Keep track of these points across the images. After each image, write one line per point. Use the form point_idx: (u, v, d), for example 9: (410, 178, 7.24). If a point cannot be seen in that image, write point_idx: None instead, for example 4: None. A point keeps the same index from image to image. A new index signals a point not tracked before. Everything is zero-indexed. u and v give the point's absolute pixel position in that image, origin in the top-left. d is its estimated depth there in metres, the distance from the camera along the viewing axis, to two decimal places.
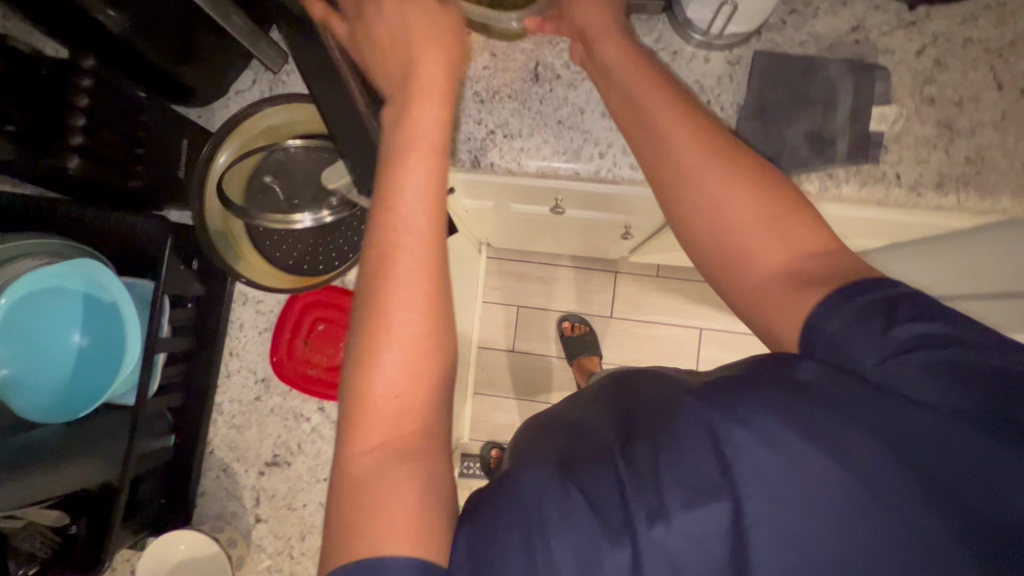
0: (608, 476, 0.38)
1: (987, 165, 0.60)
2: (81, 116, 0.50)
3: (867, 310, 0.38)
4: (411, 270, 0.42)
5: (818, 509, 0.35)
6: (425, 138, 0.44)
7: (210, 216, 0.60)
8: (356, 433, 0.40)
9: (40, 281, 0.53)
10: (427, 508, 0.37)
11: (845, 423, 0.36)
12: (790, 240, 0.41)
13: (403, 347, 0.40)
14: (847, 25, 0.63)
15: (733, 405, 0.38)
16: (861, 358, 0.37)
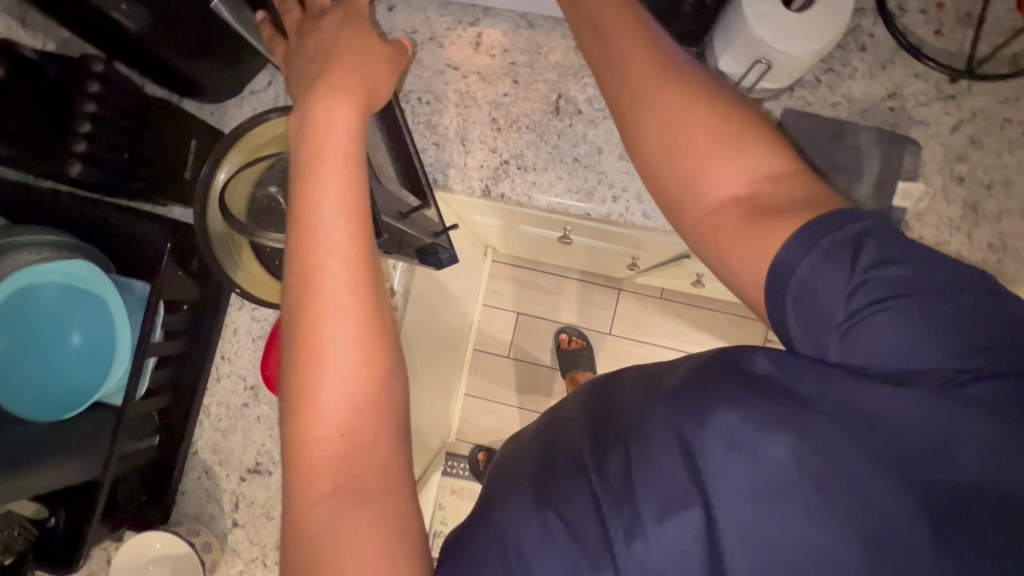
0: (581, 492, 0.39)
1: (1008, 254, 0.59)
2: (86, 122, 0.49)
3: (840, 243, 0.35)
4: (337, 296, 0.41)
5: (797, 504, 0.34)
6: (334, 145, 0.43)
7: (213, 227, 0.58)
8: (303, 480, 0.39)
9: (36, 277, 0.53)
10: (390, 545, 0.37)
11: (806, 417, 0.35)
12: (746, 161, 0.39)
13: (341, 374, 0.40)
14: (883, 90, 0.61)
15: (700, 409, 0.37)
16: (832, 309, 0.36)
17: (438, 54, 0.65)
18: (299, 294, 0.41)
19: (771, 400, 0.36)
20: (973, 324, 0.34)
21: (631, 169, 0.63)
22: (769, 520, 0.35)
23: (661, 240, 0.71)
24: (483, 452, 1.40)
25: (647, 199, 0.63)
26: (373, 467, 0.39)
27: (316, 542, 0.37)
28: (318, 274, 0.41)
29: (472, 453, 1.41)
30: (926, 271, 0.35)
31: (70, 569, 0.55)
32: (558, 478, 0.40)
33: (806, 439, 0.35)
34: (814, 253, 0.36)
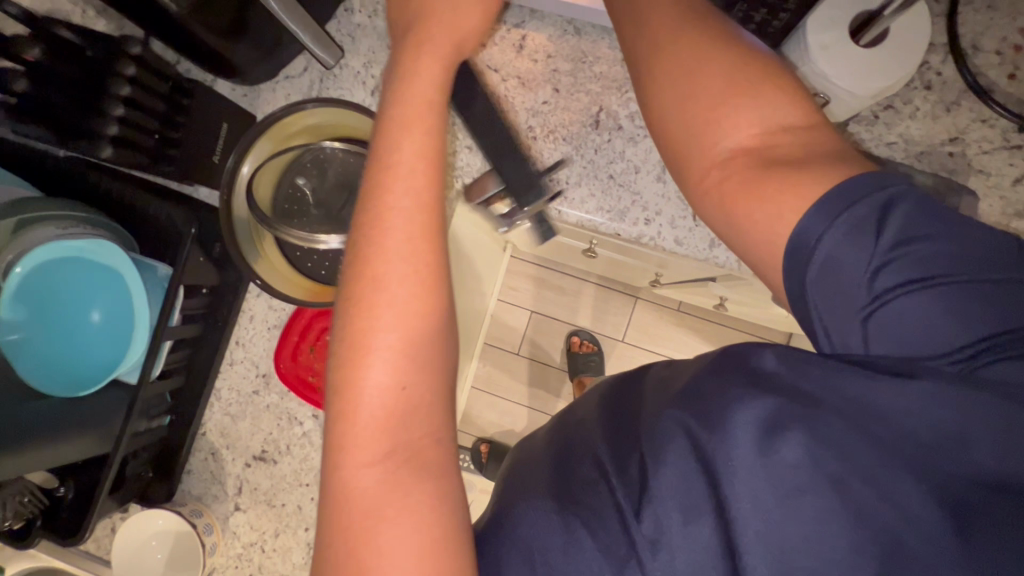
0: (604, 502, 0.38)
1: None
2: (120, 105, 0.49)
3: (864, 216, 0.35)
4: (400, 255, 0.40)
5: (832, 513, 0.33)
6: (426, 96, 0.43)
7: (238, 215, 0.58)
8: (347, 450, 0.38)
9: (60, 251, 0.53)
10: (440, 525, 0.37)
11: (821, 418, 0.34)
12: (759, 111, 0.40)
13: (400, 335, 0.39)
14: (944, 134, 0.57)
15: (714, 416, 0.36)
16: (852, 287, 0.36)
17: (479, 53, 0.63)
18: (360, 253, 0.41)
19: (789, 396, 0.35)
20: (1003, 303, 0.33)
21: (667, 192, 0.61)
22: (793, 523, 0.34)
23: (690, 265, 0.69)
24: (485, 446, 1.39)
25: (681, 224, 0.61)
26: (423, 439, 0.39)
27: (365, 516, 0.36)
28: (383, 231, 0.41)
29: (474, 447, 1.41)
30: (953, 247, 0.34)
31: (76, 541, 0.56)
32: (577, 481, 0.40)
33: (824, 437, 0.34)
34: (833, 232, 0.36)
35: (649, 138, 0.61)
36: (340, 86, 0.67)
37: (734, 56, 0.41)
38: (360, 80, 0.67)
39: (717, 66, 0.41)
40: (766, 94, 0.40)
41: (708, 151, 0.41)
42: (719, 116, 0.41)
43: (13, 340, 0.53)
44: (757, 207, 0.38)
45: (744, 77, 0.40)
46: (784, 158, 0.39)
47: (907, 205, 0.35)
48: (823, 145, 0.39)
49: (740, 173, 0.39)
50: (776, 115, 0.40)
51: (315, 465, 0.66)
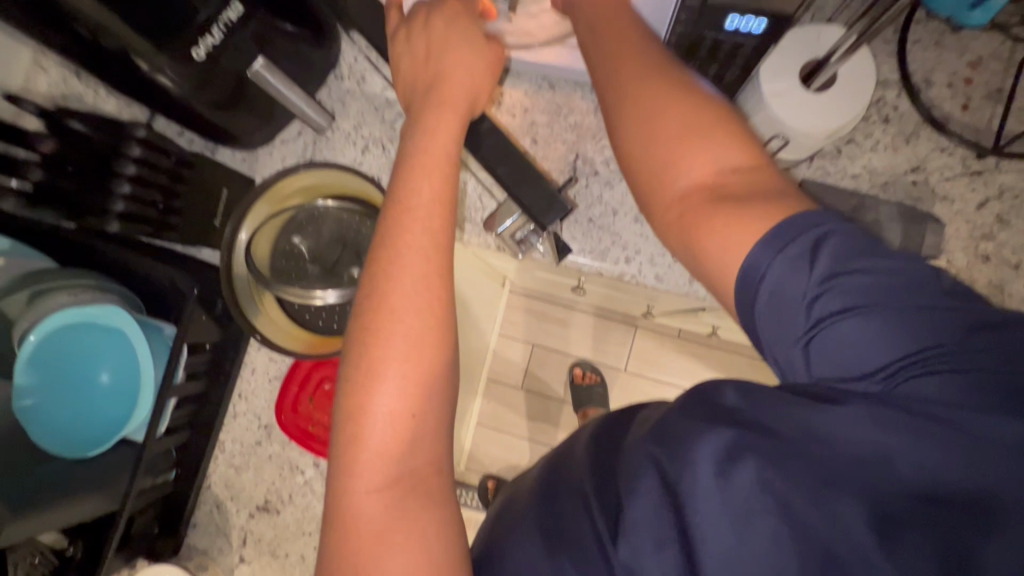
0: (584, 542, 0.40)
1: None
2: (126, 184, 0.53)
3: (796, 254, 0.38)
4: (417, 290, 0.43)
5: (790, 539, 0.34)
6: (443, 148, 0.47)
7: (238, 275, 0.61)
8: (352, 477, 0.40)
9: (69, 318, 0.56)
10: (442, 547, 0.39)
11: (773, 445, 0.36)
12: (715, 151, 0.43)
13: (397, 376, 0.41)
14: (906, 164, 0.60)
15: (677, 447, 0.37)
16: (794, 316, 0.38)
17: None
18: (378, 284, 0.43)
19: (752, 423, 0.37)
20: (936, 326, 0.35)
21: (645, 232, 0.64)
22: (756, 549, 0.35)
23: (675, 298, 0.71)
24: (491, 484, 1.36)
25: (660, 261, 0.63)
26: (427, 465, 0.42)
27: (369, 544, 0.39)
28: (401, 267, 0.44)
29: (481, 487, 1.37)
30: (883, 279, 0.36)
31: None
32: (560, 518, 0.42)
33: (775, 463, 0.35)
34: (773, 272, 0.38)
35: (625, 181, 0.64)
36: (332, 147, 0.71)
37: (688, 108, 0.44)
38: (351, 140, 0.71)
39: (672, 118, 0.43)
40: (717, 142, 0.43)
41: (670, 193, 0.44)
42: (678, 156, 0.43)
43: (25, 405, 0.56)
44: (714, 243, 0.41)
45: (697, 127, 0.43)
46: (734, 195, 0.41)
47: (837, 240, 0.37)
48: (769, 181, 0.42)
49: (698, 218, 0.42)
50: (730, 164, 0.43)
51: (316, 514, 0.67)
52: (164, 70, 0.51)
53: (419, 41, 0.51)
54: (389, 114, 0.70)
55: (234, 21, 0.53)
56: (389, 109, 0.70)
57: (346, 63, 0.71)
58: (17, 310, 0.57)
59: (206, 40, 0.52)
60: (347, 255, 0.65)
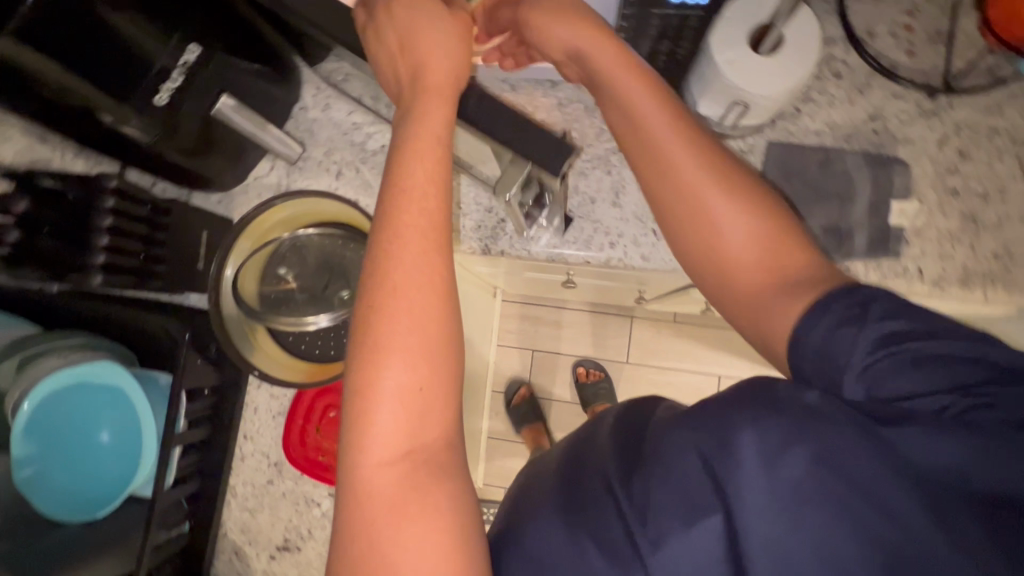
0: (608, 517, 0.40)
1: (1016, 261, 0.58)
2: (105, 235, 0.53)
3: (845, 315, 0.39)
4: (418, 276, 0.42)
5: (835, 522, 0.35)
6: (432, 131, 0.45)
7: (227, 314, 0.61)
8: (364, 454, 0.40)
9: (63, 380, 0.55)
10: (459, 522, 0.39)
11: (827, 437, 0.36)
12: (762, 243, 0.45)
13: (405, 354, 0.41)
14: (864, 114, 0.62)
15: (725, 434, 0.37)
16: (849, 360, 0.38)
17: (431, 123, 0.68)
18: (380, 272, 0.42)
19: (806, 415, 0.37)
20: (975, 360, 0.37)
21: (625, 216, 0.65)
22: (797, 533, 0.35)
23: (664, 277, 0.72)
24: (523, 389, 1.45)
25: (644, 242, 0.64)
26: (437, 439, 0.42)
27: (384, 516, 0.39)
28: (402, 251, 0.43)
29: (514, 386, 1.46)
30: (924, 327, 0.38)
31: None
32: (583, 499, 0.42)
33: (827, 453, 0.35)
34: (818, 329, 0.40)
35: (598, 169, 0.66)
36: (306, 176, 0.72)
37: (730, 188, 0.45)
38: (324, 167, 0.72)
39: (714, 197, 0.45)
40: (767, 230, 0.45)
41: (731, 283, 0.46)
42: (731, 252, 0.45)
43: (26, 476, 0.54)
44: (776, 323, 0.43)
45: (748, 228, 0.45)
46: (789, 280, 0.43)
47: (884, 301, 0.39)
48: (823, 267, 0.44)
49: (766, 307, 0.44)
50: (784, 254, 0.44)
51: None
52: (128, 120, 0.51)
53: (390, 37, 0.47)
54: (358, 137, 0.72)
55: (193, 62, 0.53)
56: (357, 131, 0.72)
57: (309, 93, 0.71)
58: (7, 379, 0.56)
59: (167, 85, 0.52)
60: (335, 279, 0.65)
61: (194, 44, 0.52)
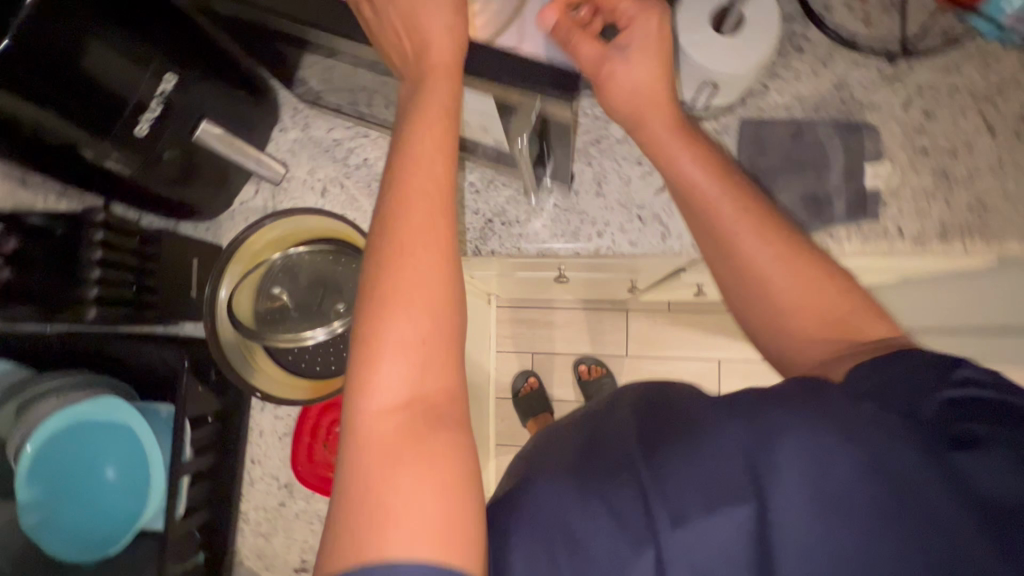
0: (626, 480, 0.39)
1: (990, 212, 0.60)
2: (96, 268, 0.53)
3: (915, 372, 0.40)
4: (421, 225, 0.40)
5: (868, 519, 0.35)
6: (434, 97, 0.43)
7: (225, 338, 0.61)
8: (363, 400, 0.38)
9: (61, 421, 0.54)
10: (462, 480, 0.36)
11: (878, 442, 0.36)
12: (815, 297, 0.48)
13: (408, 299, 0.39)
14: (829, 85, 0.64)
15: (766, 420, 0.37)
16: (921, 394, 0.39)
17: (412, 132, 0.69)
18: (386, 215, 0.41)
19: (857, 416, 0.37)
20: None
21: (609, 205, 0.66)
22: (829, 530, 0.35)
23: (653, 263, 0.73)
24: (533, 379, 1.46)
25: (630, 228, 0.66)
26: (442, 392, 0.39)
27: (380, 467, 0.36)
28: (406, 198, 0.41)
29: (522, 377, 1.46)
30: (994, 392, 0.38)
31: None
32: (602, 461, 0.41)
33: (873, 455, 0.36)
34: (884, 370, 0.41)
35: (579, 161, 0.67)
36: (292, 196, 0.73)
37: (788, 249, 0.49)
38: (309, 186, 0.73)
39: (772, 255, 0.49)
40: (820, 284, 0.48)
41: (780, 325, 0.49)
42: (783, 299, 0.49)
43: (31, 522, 0.53)
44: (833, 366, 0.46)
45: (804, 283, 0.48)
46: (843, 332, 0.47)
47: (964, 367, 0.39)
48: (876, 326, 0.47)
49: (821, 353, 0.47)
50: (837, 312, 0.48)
51: None
52: (109, 154, 0.52)
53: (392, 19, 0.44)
54: (340, 153, 0.72)
55: (170, 90, 0.53)
56: (338, 148, 0.72)
57: (287, 115, 0.72)
58: (7, 424, 0.56)
59: (146, 115, 0.52)
60: (330, 293, 0.66)
61: (173, 72, 0.53)
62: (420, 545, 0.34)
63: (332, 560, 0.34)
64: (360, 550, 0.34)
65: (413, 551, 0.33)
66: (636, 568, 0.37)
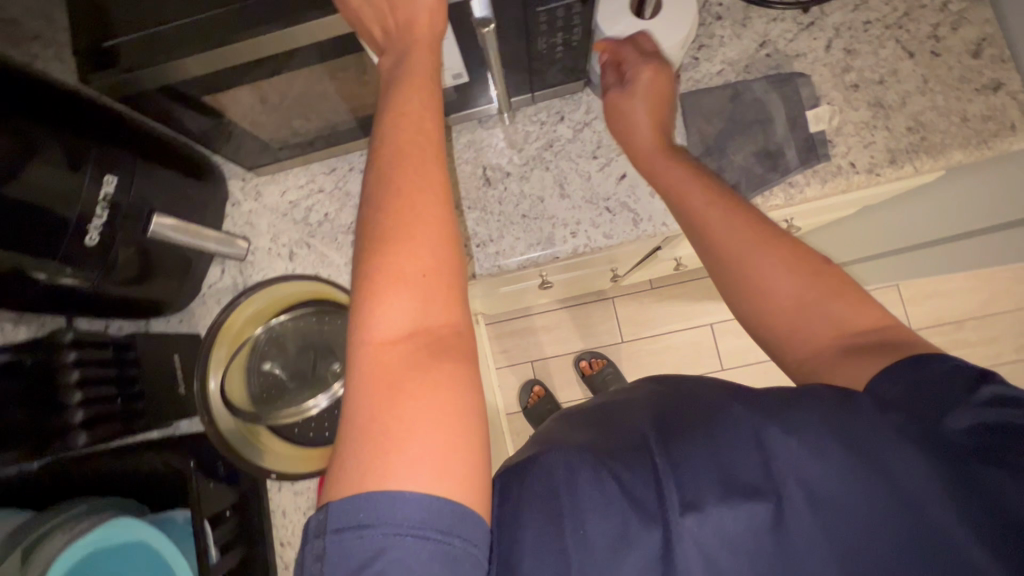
0: (641, 463, 0.41)
1: (929, 129, 0.63)
2: (76, 390, 0.52)
3: (946, 384, 0.38)
4: (417, 171, 0.40)
5: (865, 510, 0.37)
6: (420, 79, 0.43)
7: (224, 425, 0.59)
8: (366, 329, 0.37)
9: (75, 555, 0.50)
10: (469, 410, 0.36)
11: (887, 437, 0.38)
12: (809, 290, 0.47)
13: (409, 232, 0.38)
14: (754, 43, 0.66)
15: (785, 414, 0.40)
16: (945, 411, 0.37)
17: None
18: (385, 152, 0.41)
19: (870, 425, 0.39)
20: None
21: (576, 203, 0.67)
22: (834, 530, 0.38)
23: (630, 249, 0.74)
24: (538, 387, 1.45)
25: (602, 220, 0.66)
26: (446, 328, 0.39)
27: (385, 395, 0.35)
28: (400, 149, 0.41)
29: (527, 390, 1.45)
30: None
31: None
32: (616, 444, 0.43)
33: (876, 454, 0.38)
34: (904, 382, 0.39)
35: (537, 169, 0.68)
36: (260, 267, 0.72)
37: (787, 253, 0.48)
38: (275, 253, 0.72)
39: (768, 259, 0.48)
40: (814, 281, 0.47)
41: (770, 309, 0.48)
42: (773, 288, 0.48)
43: None
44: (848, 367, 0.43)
45: (796, 275, 0.48)
46: (855, 332, 0.45)
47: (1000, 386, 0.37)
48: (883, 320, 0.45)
49: (832, 356, 0.45)
50: (835, 309, 0.46)
51: None
52: (64, 272, 0.51)
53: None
54: (299, 213, 0.72)
55: (113, 192, 0.51)
56: (296, 209, 0.72)
57: (237, 188, 0.72)
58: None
59: (93, 223, 0.50)
60: (322, 355, 0.64)
61: (110, 172, 0.51)
62: (425, 475, 0.34)
63: (339, 484, 0.34)
64: (366, 477, 0.34)
65: (418, 481, 0.34)
66: (641, 545, 0.39)
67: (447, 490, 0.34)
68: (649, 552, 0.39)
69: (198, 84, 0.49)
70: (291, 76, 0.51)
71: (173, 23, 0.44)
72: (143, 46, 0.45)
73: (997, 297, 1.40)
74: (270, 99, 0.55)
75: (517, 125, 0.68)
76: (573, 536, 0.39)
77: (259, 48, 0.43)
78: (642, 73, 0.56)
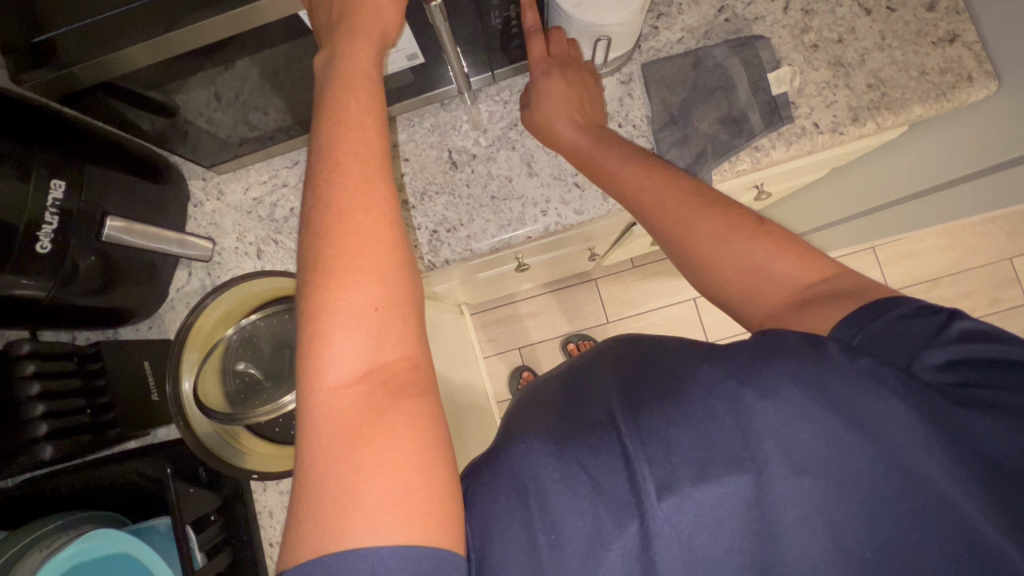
0: (608, 446, 0.41)
1: (888, 84, 0.63)
2: (37, 404, 0.50)
3: (917, 332, 0.39)
4: (360, 192, 0.39)
5: (840, 476, 0.38)
6: (364, 63, 0.42)
7: (202, 430, 0.58)
8: (316, 374, 0.36)
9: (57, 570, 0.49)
10: (431, 445, 0.36)
11: (859, 386, 0.38)
12: (751, 246, 0.47)
13: (350, 270, 0.37)
14: (712, 9, 0.66)
15: (757, 377, 0.39)
16: (916, 354, 0.38)
17: None
18: (324, 172, 0.39)
19: (846, 374, 0.38)
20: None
21: (545, 181, 0.66)
22: (810, 504, 0.38)
23: (603, 225, 0.74)
24: (528, 372, 1.44)
25: (571, 197, 0.66)
26: (401, 361, 0.38)
27: (342, 442, 0.35)
28: (341, 163, 0.39)
29: (515, 376, 1.44)
30: (1000, 350, 0.37)
31: None
32: (579, 428, 0.43)
33: (848, 408, 0.38)
34: (870, 327, 0.40)
35: (503, 150, 0.67)
36: (228, 267, 0.70)
37: (728, 216, 0.49)
38: (242, 252, 0.70)
39: (708, 224, 0.49)
40: (756, 238, 0.48)
41: (716, 270, 0.49)
42: (714, 249, 0.49)
43: None
44: (802, 317, 0.44)
45: (736, 234, 0.48)
46: (808, 291, 0.45)
47: (967, 320, 0.39)
48: (830, 270, 0.46)
49: (784, 312, 0.46)
50: (778, 263, 0.47)
51: None
52: (21, 281, 0.48)
53: None
54: (264, 210, 0.71)
55: (62, 197, 0.49)
56: (261, 206, 0.71)
57: (198, 188, 0.71)
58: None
59: (44, 230, 0.48)
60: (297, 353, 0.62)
61: (57, 177, 0.49)
62: (387, 527, 0.33)
63: (299, 548, 0.34)
64: (327, 536, 0.33)
65: (379, 532, 0.33)
66: (618, 540, 0.39)
67: (412, 536, 0.33)
68: (628, 548, 0.39)
69: (142, 80, 0.47)
70: (240, 66, 0.50)
71: (104, 14, 0.42)
72: (75, 40, 0.43)
73: (969, 252, 1.43)
74: (219, 93, 0.53)
75: (480, 106, 0.67)
76: (545, 543, 0.39)
77: (196, 32, 0.42)
78: (551, 83, 0.58)
